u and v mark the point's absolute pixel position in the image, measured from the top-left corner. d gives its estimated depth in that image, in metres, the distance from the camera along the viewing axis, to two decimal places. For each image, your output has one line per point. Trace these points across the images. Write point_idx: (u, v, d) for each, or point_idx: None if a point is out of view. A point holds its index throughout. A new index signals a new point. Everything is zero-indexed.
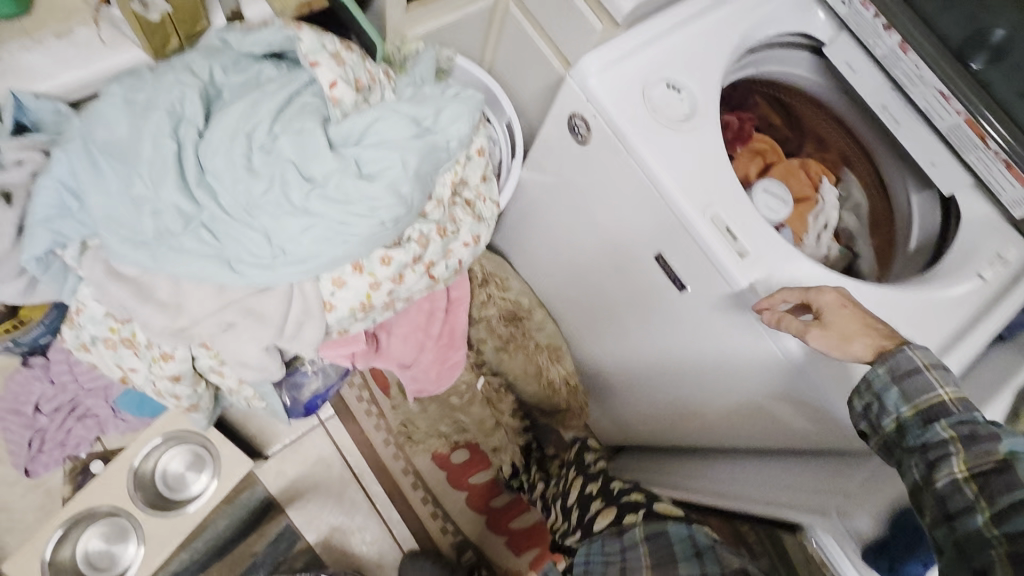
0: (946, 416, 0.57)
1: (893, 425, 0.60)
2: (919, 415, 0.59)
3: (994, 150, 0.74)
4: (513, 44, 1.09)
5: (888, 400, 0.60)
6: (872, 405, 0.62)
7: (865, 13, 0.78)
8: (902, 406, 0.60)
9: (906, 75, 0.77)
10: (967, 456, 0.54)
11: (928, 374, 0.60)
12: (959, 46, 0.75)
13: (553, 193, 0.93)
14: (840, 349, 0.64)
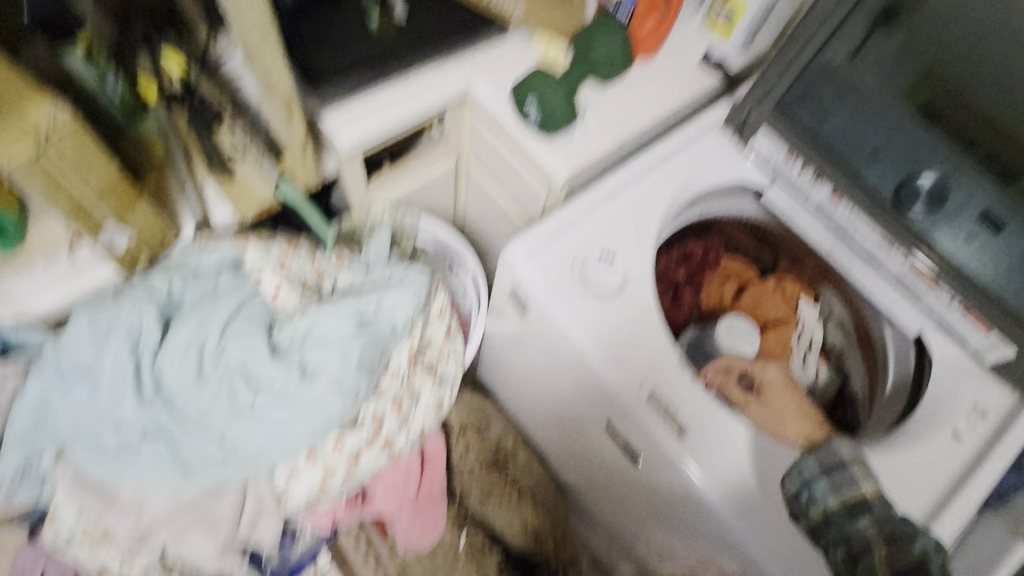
0: (870, 513, 0.60)
1: (820, 513, 0.61)
2: (845, 507, 0.60)
3: (949, 294, 0.72)
4: (478, 195, 1.17)
5: (816, 489, 0.62)
6: (801, 493, 0.63)
7: (793, 167, 0.79)
8: (830, 497, 0.61)
9: (844, 223, 0.77)
10: (888, 550, 0.56)
11: (854, 471, 0.63)
12: (897, 193, 0.74)
13: (511, 348, 0.95)
14: (772, 421, 0.84)
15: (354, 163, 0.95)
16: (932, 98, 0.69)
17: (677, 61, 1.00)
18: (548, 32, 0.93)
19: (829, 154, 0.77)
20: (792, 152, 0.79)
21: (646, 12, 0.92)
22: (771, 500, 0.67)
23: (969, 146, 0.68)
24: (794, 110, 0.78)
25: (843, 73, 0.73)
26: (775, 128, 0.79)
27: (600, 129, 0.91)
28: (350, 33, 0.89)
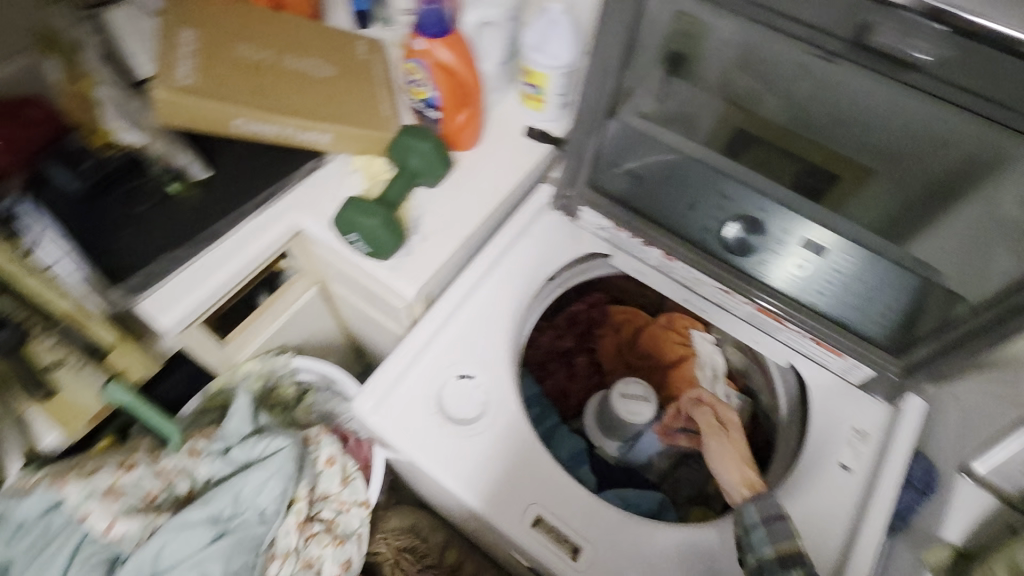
0: (801, 566, 0.60)
1: (753, 560, 0.61)
2: (779, 558, 0.60)
3: (798, 330, 0.72)
4: (355, 311, 1.12)
5: (754, 538, 0.62)
6: (742, 540, 0.63)
7: (623, 235, 0.79)
8: (766, 547, 0.61)
9: (686, 279, 0.77)
10: None
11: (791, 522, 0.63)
12: (723, 240, 0.75)
13: (411, 477, 0.89)
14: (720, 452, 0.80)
15: (196, 335, 0.89)
16: (731, 142, 0.69)
17: (504, 143, 1.00)
18: (366, 150, 0.93)
19: (650, 219, 0.77)
20: (617, 224, 0.78)
21: (450, 109, 0.92)
22: None
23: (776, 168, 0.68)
24: (608, 184, 0.79)
25: (638, 141, 0.74)
26: (595, 206, 0.78)
27: (440, 235, 0.89)
28: (151, 209, 0.84)
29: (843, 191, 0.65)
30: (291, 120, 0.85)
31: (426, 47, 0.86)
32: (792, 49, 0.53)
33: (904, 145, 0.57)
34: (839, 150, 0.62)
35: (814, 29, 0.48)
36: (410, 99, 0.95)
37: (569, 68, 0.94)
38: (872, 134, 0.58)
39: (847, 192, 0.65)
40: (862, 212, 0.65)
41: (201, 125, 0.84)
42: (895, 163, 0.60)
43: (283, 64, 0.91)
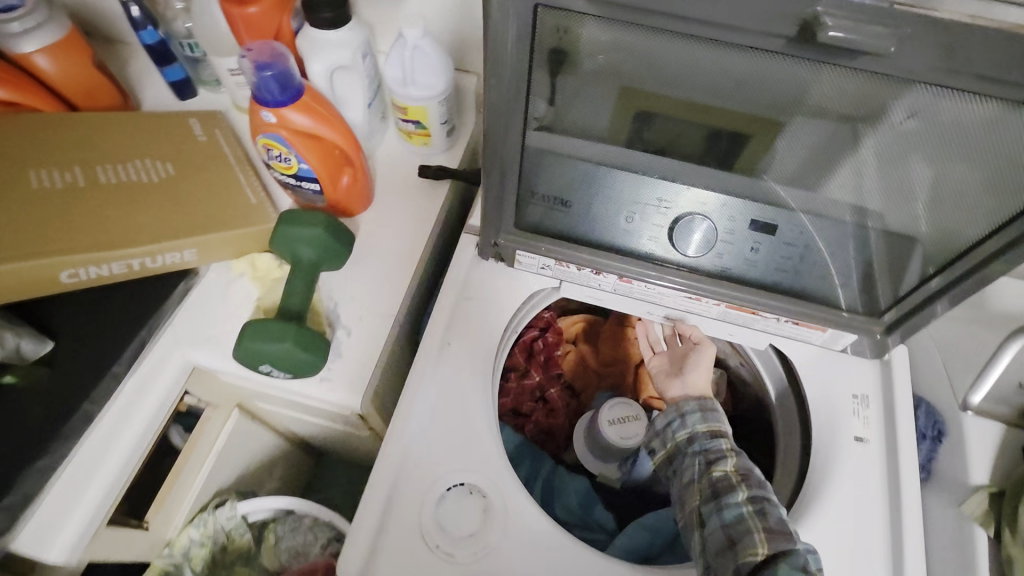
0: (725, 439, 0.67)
1: (684, 436, 0.68)
2: (708, 431, 0.67)
3: (774, 316, 0.70)
4: (291, 424, 0.96)
5: (689, 417, 0.68)
6: (674, 420, 0.69)
7: (570, 268, 0.72)
8: (698, 424, 0.68)
9: (650, 293, 0.73)
10: (739, 467, 0.63)
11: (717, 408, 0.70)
12: (672, 243, 0.68)
13: None
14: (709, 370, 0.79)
15: (104, 539, 0.71)
16: (629, 127, 0.58)
17: (400, 193, 0.88)
18: (243, 250, 0.77)
19: (594, 245, 0.71)
20: (559, 260, 0.71)
21: (330, 176, 0.78)
22: None
23: (663, 145, 0.59)
24: (538, 218, 0.70)
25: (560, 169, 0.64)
26: (531, 247, 0.70)
27: (368, 323, 0.77)
28: None
29: (757, 148, 0.57)
30: (135, 249, 0.68)
31: (276, 120, 0.71)
32: (709, 55, 0.49)
33: (798, 95, 0.50)
34: (728, 109, 0.54)
35: (737, 24, 0.43)
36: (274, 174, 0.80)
37: (447, 94, 0.83)
38: (755, 87, 0.51)
39: (757, 149, 0.57)
40: (785, 167, 0.58)
41: (19, 292, 0.65)
42: (793, 108, 0.52)
43: (100, 180, 0.72)
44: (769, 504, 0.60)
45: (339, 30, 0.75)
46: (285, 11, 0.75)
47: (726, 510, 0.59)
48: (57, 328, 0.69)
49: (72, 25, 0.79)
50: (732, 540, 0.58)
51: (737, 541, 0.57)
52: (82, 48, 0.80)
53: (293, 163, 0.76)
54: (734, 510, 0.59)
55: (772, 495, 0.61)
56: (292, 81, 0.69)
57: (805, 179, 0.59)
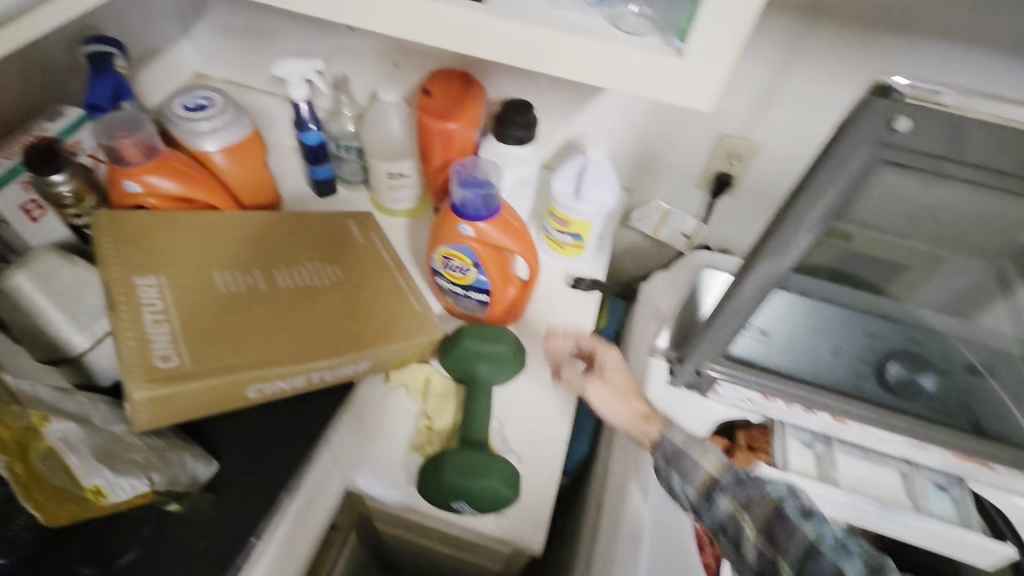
0: (753, 511, 0.50)
1: (686, 505, 0.55)
2: (702, 491, 0.53)
3: (1004, 468, 0.65)
4: (402, 547, 0.87)
5: (706, 514, 0.53)
6: (665, 488, 0.57)
7: (775, 403, 0.66)
8: (720, 503, 0.52)
9: (863, 438, 0.66)
10: (789, 556, 0.47)
11: (692, 447, 0.55)
12: (885, 380, 0.66)
13: None
14: (620, 399, 0.65)
15: None
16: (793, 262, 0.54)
17: (551, 303, 0.84)
18: (407, 361, 0.72)
19: (800, 381, 0.66)
20: (766, 394, 0.66)
21: (502, 289, 0.75)
22: None
23: (838, 274, 0.60)
24: (742, 349, 0.66)
25: (779, 303, 0.63)
26: (735, 378, 0.66)
27: (538, 450, 0.71)
28: (140, 555, 0.56)
29: (916, 277, 0.60)
30: (319, 363, 0.64)
31: (473, 233, 0.71)
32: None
33: (979, 241, 0.53)
34: (897, 246, 0.55)
35: None
36: (439, 280, 0.78)
37: (613, 210, 0.83)
38: (934, 226, 0.52)
39: (916, 279, 0.61)
40: (931, 294, 0.62)
41: (202, 410, 0.58)
42: (959, 241, 0.54)
43: (280, 284, 0.69)
44: (693, 444, 0.56)
45: (526, 146, 0.76)
46: (475, 127, 0.77)
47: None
48: (222, 444, 0.63)
49: (252, 126, 0.80)
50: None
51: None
52: (259, 152, 0.81)
53: (470, 273, 0.74)
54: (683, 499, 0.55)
55: (802, 530, 0.47)
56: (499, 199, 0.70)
57: (960, 309, 0.63)
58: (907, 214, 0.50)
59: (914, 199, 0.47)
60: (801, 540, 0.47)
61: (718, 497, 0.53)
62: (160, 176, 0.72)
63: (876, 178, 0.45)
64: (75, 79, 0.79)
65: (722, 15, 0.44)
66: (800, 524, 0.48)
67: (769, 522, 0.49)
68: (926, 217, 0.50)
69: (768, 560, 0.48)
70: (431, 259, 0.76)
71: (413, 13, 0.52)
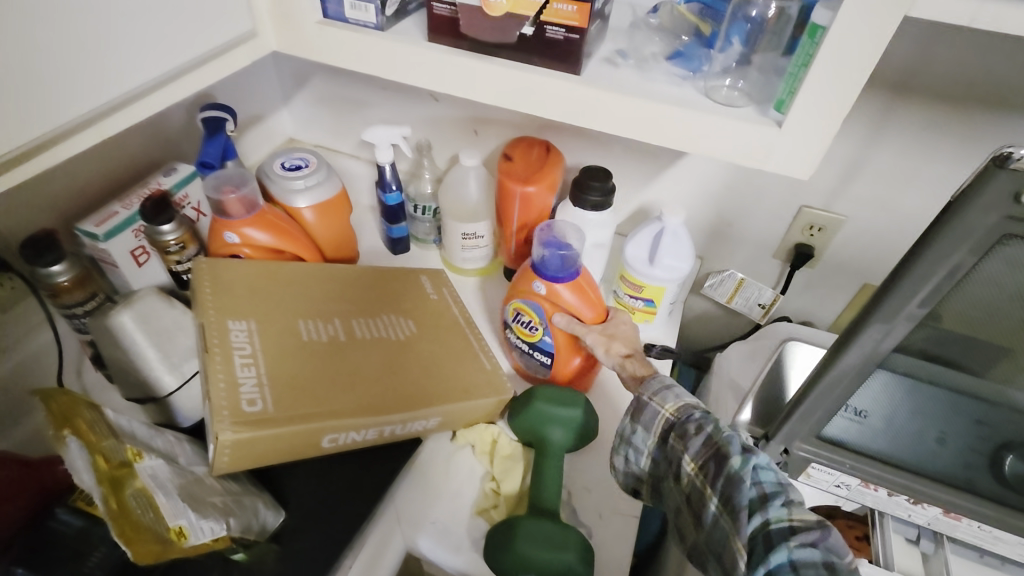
0: (682, 435, 0.52)
1: (645, 462, 0.56)
2: (658, 440, 0.55)
3: None
4: None
5: (634, 440, 0.57)
6: (626, 451, 0.58)
7: (878, 492, 0.63)
8: (645, 440, 0.56)
9: (979, 536, 0.61)
10: (708, 479, 0.47)
11: (651, 396, 0.57)
12: (999, 474, 0.59)
13: None
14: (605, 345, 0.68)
15: None
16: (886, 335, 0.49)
17: None
18: (474, 421, 0.71)
19: (904, 469, 0.62)
20: (863, 481, 0.63)
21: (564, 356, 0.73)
22: None
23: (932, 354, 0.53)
24: (835, 430, 0.62)
25: (876, 387, 0.58)
26: (831, 463, 0.63)
27: (608, 523, 0.67)
28: None
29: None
30: (392, 416, 0.63)
31: (545, 291, 0.71)
32: None
33: None
34: (1000, 325, 0.49)
35: None
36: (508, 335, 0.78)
37: (686, 278, 0.82)
38: None
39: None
40: None
41: (277, 457, 0.58)
42: None
43: (358, 335, 0.71)
44: (659, 395, 0.56)
45: (602, 211, 0.77)
46: (553, 191, 0.80)
47: (704, 524, 0.46)
48: (291, 494, 0.63)
49: (342, 186, 0.86)
50: (689, 512, 0.49)
51: (689, 507, 0.49)
52: (345, 210, 0.86)
53: (536, 332, 0.73)
54: (645, 450, 0.56)
55: (728, 459, 0.46)
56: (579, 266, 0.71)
57: None
58: None
59: None
60: (725, 467, 0.46)
61: (669, 437, 0.53)
62: (256, 229, 0.76)
63: (997, 250, 0.43)
64: (189, 141, 0.87)
65: (824, 87, 0.44)
66: (728, 455, 0.46)
67: (702, 456, 0.49)
68: None
69: (693, 478, 0.48)
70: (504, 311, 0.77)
71: (514, 84, 0.55)
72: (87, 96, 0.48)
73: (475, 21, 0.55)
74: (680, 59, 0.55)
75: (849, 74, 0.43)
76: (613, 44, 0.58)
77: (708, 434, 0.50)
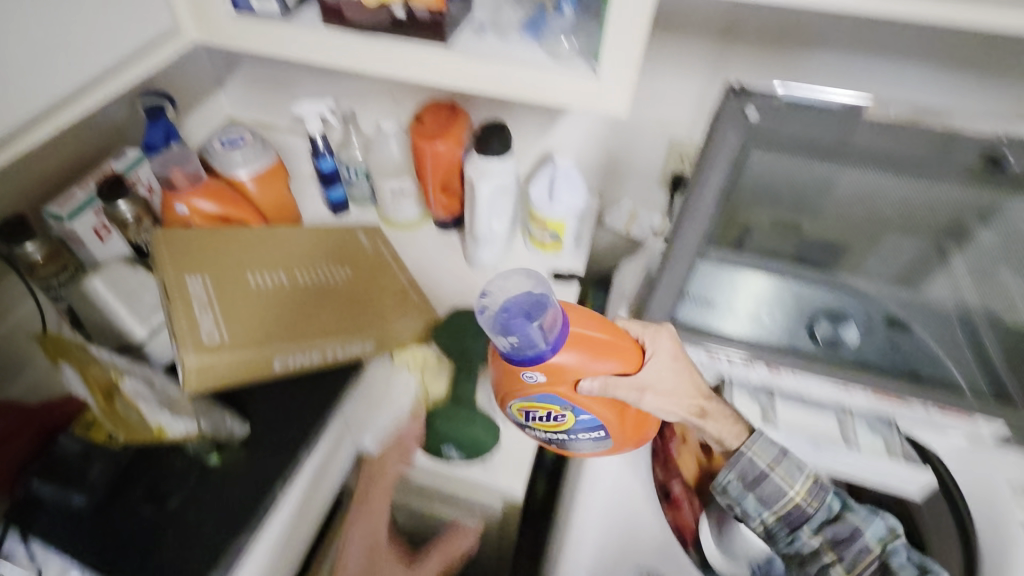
0: (803, 517, 0.71)
1: (759, 526, 0.73)
2: (782, 519, 0.72)
3: (922, 405, 0.73)
4: None
5: (751, 507, 0.72)
6: (742, 509, 0.73)
7: (721, 360, 0.77)
8: (765, 511, 0.72)
9: (798, 387, 0.76)
10: (844, 561, 0.69)
11: (778, 476, 0.71)
12: (817, 338, 0.76)
13: None
14: (676, 402, 0.69)
15: None
16: (694, 230, 0.64)
17: None
18: (407, 343, 0.85)
19: (741, 341, 0.78)
20: (710, 352, 0.77)
21: (620, 422, 0.68)
22: None
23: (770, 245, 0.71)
24: (689, 316, 0.78)
25: (711, 276, 0.74)
26: (685, 341, 0.77)
27: None
28: (185, 501, 0.69)
29: (857, 253, 0.70)
30: (333, 340, 0.78)
31: (544, 377, 0.63)
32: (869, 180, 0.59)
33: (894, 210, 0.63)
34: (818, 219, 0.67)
35: (914, 151, 0.53)
36: (534, 411, 0.66)
37: (582, 211, 0.96)
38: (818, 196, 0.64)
39: (859, 255, 0.70)
40: (879, 270, 0.72)
41: (237, 379, 0.72)
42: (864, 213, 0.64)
43: (301, 282, 0.84)
44: (780, 465, 0.71)
45: (503, 159, 0.90)
46: (461, 145, 0.93)
47: None
48: (254, 412, 0.77)
49: (277, 157, 0.96)
50: (796, 562, 0.72)
51: (802, 562, 0.71)
52: (283, 178, 0.96)
53: (568, 414, 0.66)
54: (760, 520, 0.73)
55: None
56: (558, 319, 0.63)
57: (906, 278, 0.71)
58: (787, 184, 0.62)
59: (787, 173, 0.60)
60: None
61: (800, 529, 0.71)
62: (203, 199, 0.87)
63: (749, 156, 0.58)
64: (134, 127, 0.97)
65: (623, 44, 0.57)
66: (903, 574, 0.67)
67: (867, 565, 0.68)
68: (798, 187, 0.62)
69: None
70: (510, 413, 0.69)
71: (393, 56, 0.67)
72: (44, 88, 0.59)
73: (356, 7, 0.66)
74: (531, 27, 0.68)
75: (635, 33, 0.56)
76: (479, 16, 0.70)
77: (868, 543, 0.69)
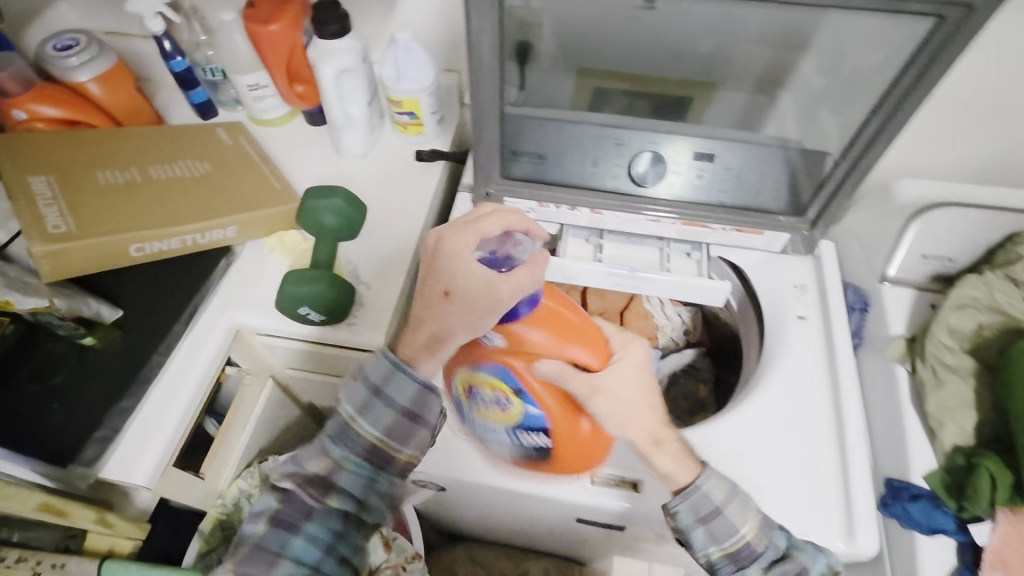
0: (753, 555, 0.61)
1: (704, 561, 0.63)
2: (727, 556, 0.61)
3: (722, 227, 0.84)
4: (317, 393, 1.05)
5: (697, 541, 0.62)
6: (684, 542, 0.63)
7: (550, 208, 0.86)
8: (711, 547, 0.62)
9: (618, 223, 0.86)
10: None
11: (730, 512, 0.61)
12: (635, 182, 0.82)
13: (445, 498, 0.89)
14: (634, 420, 0.62)
15: (174, 475, 0.81)
16: (488, 77, 0.70)
17: (402, 173, 1.03)
18: (273, 227, 0.90)
19: (569, 186, 0.85)
20: (540, 201, 0.85)
21: (566, 437, 0.67)
22: (743, 446, 0.70)
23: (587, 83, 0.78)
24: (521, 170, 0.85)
25: (529, 124, 0.80)
26: (517, 193, 0.85)
27: (382, 276, 0.90)
28: (67, 377, 0.76)
29: (698, 104, 0.77)
30: (189, 226, 0.82)
31: (503, 342, 0.64)
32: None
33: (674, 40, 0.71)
34: (614, 55, 0.74)
35: None
36: (483, 393, 0.67)
37: (434, 86, 0.98)
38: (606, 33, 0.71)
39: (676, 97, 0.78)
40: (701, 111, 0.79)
41: (92, 266, 0.78)
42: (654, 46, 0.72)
43: (154, 176, 0.87)
44: (733, 500, 0.62)
45: (342, 37, 0.92)
46: (297, 27, 0.94)
47: None
48: (126, 299, 0.82)
49: (119, 57, 0.95)
50: None
51: None
52: (127, 77, 0.95)
53: (516, 399, 0.65)
54: (705, 555, 0.62)
55: None
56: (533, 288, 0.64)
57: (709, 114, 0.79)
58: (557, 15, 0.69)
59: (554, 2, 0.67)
60: None
61: (748, 567, 0.61)
62: (42, 104, 0.88)
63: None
64: None
65: None
66: None
67: None
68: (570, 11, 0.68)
69: None
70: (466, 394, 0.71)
71: None
72: None
73: None
74: None
75: None
76: None
77: None
